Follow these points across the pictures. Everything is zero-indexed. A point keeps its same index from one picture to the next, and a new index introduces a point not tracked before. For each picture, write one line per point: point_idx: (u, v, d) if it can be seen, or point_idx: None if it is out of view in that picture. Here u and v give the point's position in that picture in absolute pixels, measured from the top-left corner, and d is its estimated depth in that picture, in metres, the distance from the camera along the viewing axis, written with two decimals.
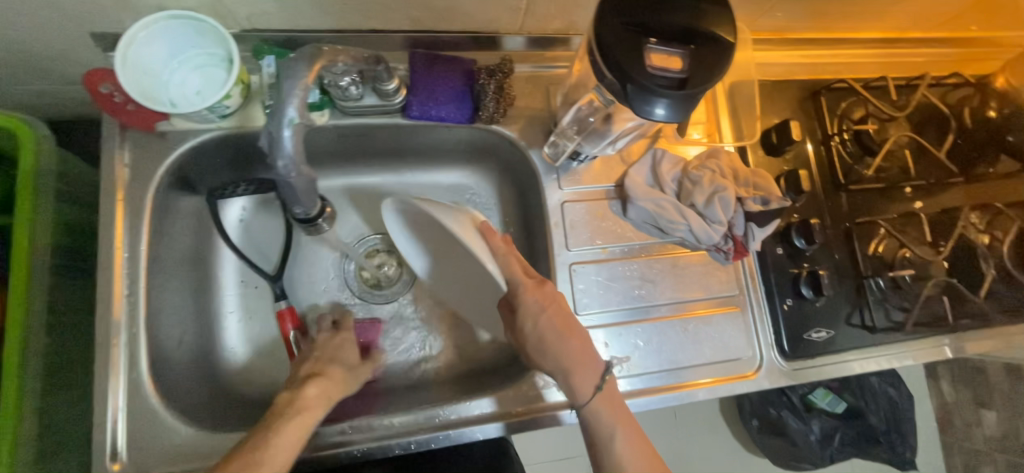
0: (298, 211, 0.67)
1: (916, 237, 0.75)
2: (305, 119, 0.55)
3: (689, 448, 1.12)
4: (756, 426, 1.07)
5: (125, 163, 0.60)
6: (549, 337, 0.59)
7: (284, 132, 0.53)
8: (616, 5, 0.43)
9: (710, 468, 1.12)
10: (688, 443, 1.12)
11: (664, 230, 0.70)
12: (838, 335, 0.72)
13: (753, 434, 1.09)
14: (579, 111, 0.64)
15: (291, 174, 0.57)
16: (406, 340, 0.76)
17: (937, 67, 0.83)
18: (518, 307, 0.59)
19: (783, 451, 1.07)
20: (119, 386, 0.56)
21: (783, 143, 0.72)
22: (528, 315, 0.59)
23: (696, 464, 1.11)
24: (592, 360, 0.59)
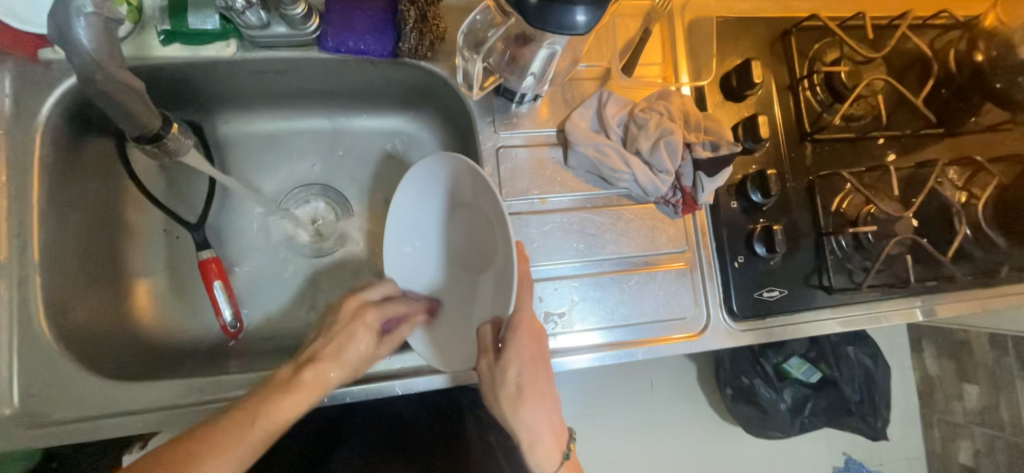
0: (130, 129, 0.54)
1: (885, 193, 0.69)
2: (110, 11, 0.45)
3: (662, 422, 1.05)
4: (730, 395, 1.01)
5: (6, 93, 0.55)
6: (523, 401, 0.56)
7: (78, 29, 0.43)
8: None
9: (681, 443, 1.05)
10: (660, 418, 1.05)
11: (608, 180, 0.65)
12: (792, 295, 0.68)
13: (727, 402, 1.03)
14: (475, 21, 0.58)
15: (97, 78, 0.47)
16: None
17: (926, 6, 0.76)
18: (497, 367, 0.55)
19: (755, 421, 1.02)
20: (11, 330, 0.54)
21: (743, 87, 0.66)
22: (504, 379, 0.55)
23: (667, 439, 1.05)
24: (558, 428, 0.58)
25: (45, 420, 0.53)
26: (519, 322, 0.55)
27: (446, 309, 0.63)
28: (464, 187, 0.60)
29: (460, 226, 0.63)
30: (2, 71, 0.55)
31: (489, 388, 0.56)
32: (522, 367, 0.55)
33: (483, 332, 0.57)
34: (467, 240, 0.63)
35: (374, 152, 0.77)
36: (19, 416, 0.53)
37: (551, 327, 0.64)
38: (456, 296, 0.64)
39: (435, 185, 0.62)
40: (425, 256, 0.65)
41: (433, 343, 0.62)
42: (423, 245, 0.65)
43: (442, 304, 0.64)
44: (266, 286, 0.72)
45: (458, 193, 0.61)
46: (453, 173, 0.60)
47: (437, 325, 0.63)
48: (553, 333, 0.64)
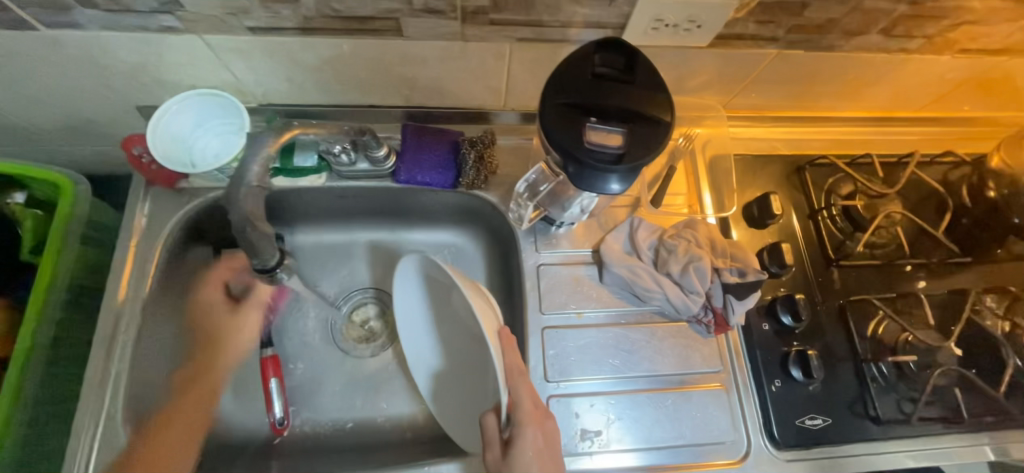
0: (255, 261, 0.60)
1: (921, 320, 0.70)
2: (265, 183, 0.55)
3: None
4: None
5: (144, 213, 0.68)
6: None
7: (242, 192, 0.53)
8: (559, 83, 0.46)
9: None
10: None
11: (640, 298, 0.69)
12: (838, 424, 0.66)
13: None
14: (532, 178, 0.71)
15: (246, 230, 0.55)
16: (399, 396, 0.76)
17: (932, 145, 0.83)
18: (507, 459, 0.55)
19: None
20: (98, 422, 0.60)
21: (764, 216, 0.72)
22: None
23: None
24: None
25: None
26: (525, 413, 0.56)
27: (453, 384, 0.70)
28: (441, 275, 0.65)
29: (455, 307, 0.69)
30: (145, 196, 0.69)
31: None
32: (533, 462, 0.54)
33: (487, 424, 0.57)
34: (469, 327, 0.69)
35: None
36: None
37: (587, 444, 0.64)
38: (460, 369, 0.70)
39: (421, 281, 0.70)
40: (426, 339, 0.72)
41: (445, 416, 0.69)
42: (418, 325, 0.72)
43: (462, 392, 0.69)
44: (314, 384, 0.76)
45: (438, 278, 0.66)
46: (425, 266, 0.65)
47: (459, 415, 0.68)
48: (590, 452, 0.64)
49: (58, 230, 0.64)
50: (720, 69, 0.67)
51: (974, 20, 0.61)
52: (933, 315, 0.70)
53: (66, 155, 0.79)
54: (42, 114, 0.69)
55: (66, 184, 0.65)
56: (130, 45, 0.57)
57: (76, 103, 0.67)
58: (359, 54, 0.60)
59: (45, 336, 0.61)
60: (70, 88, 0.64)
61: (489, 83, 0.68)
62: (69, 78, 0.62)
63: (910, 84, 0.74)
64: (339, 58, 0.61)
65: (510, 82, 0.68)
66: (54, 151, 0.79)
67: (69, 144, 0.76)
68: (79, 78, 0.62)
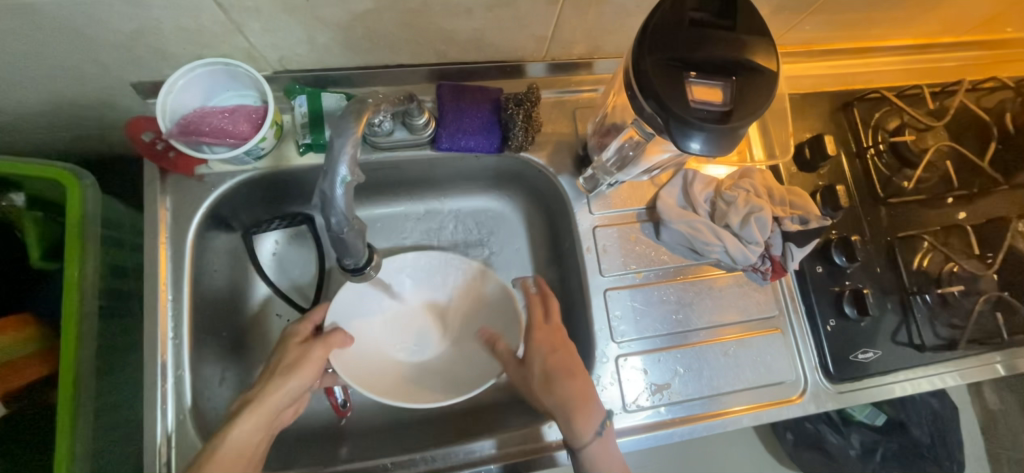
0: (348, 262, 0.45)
1: (963, 251, 0.72)
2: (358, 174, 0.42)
3: None
4: (792, 441, 0.97)
5: (167, 206, 0.62)
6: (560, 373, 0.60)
7: (335, 190, 0.40)
8: (656, 38, 0.41)
9: None
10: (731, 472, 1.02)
11: (698, 252, 0.68)
12: (886, 355, 0.70)
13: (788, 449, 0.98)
14: (619, 147, 0.61)
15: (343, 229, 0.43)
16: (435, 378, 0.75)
17: (971, 71, 0.81)
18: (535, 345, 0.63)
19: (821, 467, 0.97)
20: (164, 431, 0.57)
21: (816, 159, 0.71)
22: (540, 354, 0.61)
23: None
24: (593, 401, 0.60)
25: None
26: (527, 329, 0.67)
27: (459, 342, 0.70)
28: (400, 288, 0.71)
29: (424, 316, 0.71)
30: (163, 187, 0.62)
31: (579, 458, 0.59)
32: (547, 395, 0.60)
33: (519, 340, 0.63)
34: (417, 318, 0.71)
35: (463, 230, 0.79)
36: None
37: (653, 398, 0.66)
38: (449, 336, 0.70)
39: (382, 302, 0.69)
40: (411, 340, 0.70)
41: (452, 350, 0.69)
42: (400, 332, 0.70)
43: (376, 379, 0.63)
44: None
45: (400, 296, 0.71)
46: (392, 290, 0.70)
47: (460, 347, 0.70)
48: (657, 404, 0.65)
49: (75, 235, 0.58)
50: (782, 2, 0.62)
51: None
52: (976, 245, 0.72)
53: (51, 144, 0.70)
54: (18, 100, 0.59)
55: (71, 183, 0.58)
56: (123, 10, 0.48)
57: (61, 84, 0.57)
58: (397, 7, 0.53)
59: (88, 352, 0.58)
60: (53, 66, 0.54)
61: (534, 32, 0.61)
62: (52, 55, 0.52)
63: (963, 7, 0.71)
64: (372, 13, 0.53)
65: (556, 29, 0.61)
66: (36, 143, 0.69)
67: (49, 132, 0.67)
68: (64, 56, 0.53)
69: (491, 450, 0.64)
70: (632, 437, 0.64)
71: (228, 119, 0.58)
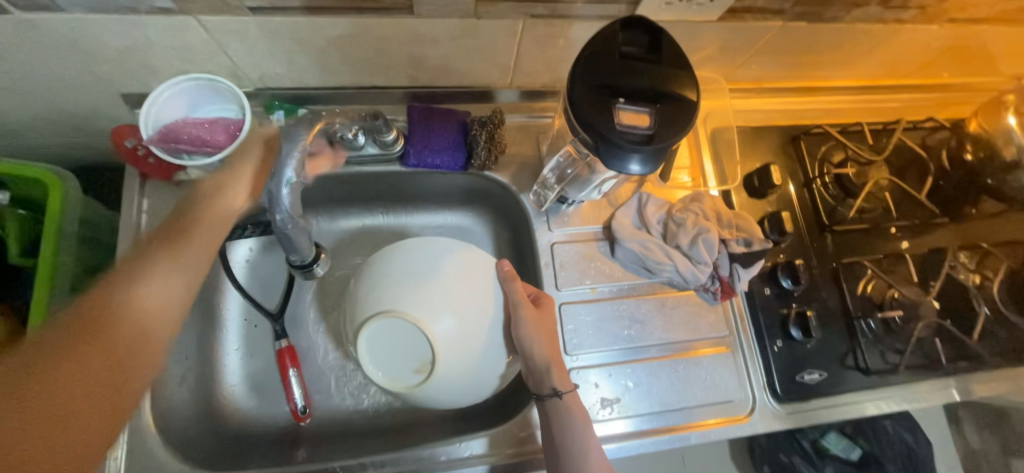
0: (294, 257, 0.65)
1: (904, 277, 0.75)
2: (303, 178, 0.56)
3: None
4: None
5: (144, 209, 0.65)
6: (542, 322, 0.61)
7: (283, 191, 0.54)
8: (586, 69, 0.46)
9: None
10: None
11: (651, 270, 0.72)
12: (832, 377, 0.72)
13: None
14: (558, 161, 0.69)
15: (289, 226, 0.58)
16: None
17: (914, 112, 0.87)
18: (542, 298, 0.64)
19: None
20: (120, 426, 0.59)
21: (764, 186, 0.75)
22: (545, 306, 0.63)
23: None
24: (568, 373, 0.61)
25: None
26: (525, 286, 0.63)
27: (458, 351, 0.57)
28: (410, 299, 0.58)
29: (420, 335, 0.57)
30: (142, 190, 0.66)
31: (551, 414, 0.60)
32: (538, 347, 0.59)
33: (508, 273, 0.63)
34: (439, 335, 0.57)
35: None
36: None
37: (606, 412, 0.67)
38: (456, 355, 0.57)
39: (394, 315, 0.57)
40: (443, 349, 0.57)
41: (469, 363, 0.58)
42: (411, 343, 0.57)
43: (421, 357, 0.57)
44: (322, 381, 0.74)
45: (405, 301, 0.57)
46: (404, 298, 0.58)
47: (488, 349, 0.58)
48: (610, 418, 0.67)
49: (51, 233, 0.62)
50: (725, 42, 0.68)
51: None
52: (915, 273, 0.76)
53: (45, 151, 0.74)
54: (13, 107, 0.63)
55: (55, 182, 0.63)
56: (114, 28, 0.52)
57: (56, 95, 0.62)
58: (368, 34, 0.58)
59: None
60: (50, 79, 0.59)
61: (498, 61, 0.67)
62: (48, 68, 0.57)
63: (896, 54, 0.77)
64: (345, 38, 0.58)
65: (518, 59, 0.67)
66: (31, 150, 0.73)
67: (44, 139, 0.71)
68: (61, 69, 0.58)
69: (474, 451, 0.64)
70: None
71: (206, 129, 0.62)
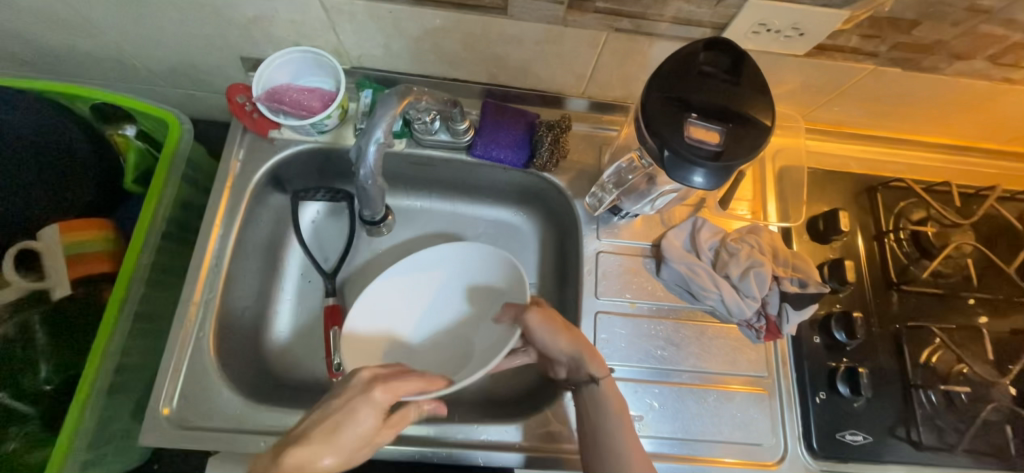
0: (366, 212, 0.73)
1: (978, 354, 0.69)
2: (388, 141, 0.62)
3: None
4: None
5: (239, 159, 0.73)
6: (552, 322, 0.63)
7: (370, 147, 0.61)
8: (664, 81, 0.48)
9: None
10: None
11: (695, 295, 0.70)
12: (877, 443, 0.67)
13: None
14: (619, 167, 0.70)
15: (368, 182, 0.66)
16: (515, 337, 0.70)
17: (1013, 181, 0.80)
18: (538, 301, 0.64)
19: None
20: (187, 344, 0.65)
21: (829, 231, 0.72)
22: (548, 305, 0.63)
23: None
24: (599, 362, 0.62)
25: (193, 426, 0.62)
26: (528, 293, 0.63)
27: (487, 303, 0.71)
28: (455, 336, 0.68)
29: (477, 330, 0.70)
30: (241, 142, 0.74)
31: (586, 401, 0.62)
32: (559, 341, 0.62)
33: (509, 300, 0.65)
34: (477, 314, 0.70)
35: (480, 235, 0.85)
36: (173, 417, 0.62)
37: None
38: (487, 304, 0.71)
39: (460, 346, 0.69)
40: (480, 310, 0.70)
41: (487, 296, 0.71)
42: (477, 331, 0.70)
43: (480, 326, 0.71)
44: None
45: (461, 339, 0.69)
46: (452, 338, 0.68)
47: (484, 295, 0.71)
48: None
49: (163, 165, 0.71)
50: (809, 78, 0.67)
51: None
52: (991, 351, 0.69)
53: (167, 98, 0.85)
54: (155, 57, 0.74)
55: (174, 124, 0.72)
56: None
57: (189, 50, 0.72)
58: (461, 29, 0.63)
59: (144, 262, 0.70)
60: (189, 35, 0.69)
61: (575, 70, 0.70)
62: (190, 26, 0.67)
63: (1000, 115, 0.72)
64: (440, 31, 0.64)
65: (595, 70, 0.69)
66: (158, 95, 0.85)
67: (171, 87, 0.82)
68: (199, 28, 0.67)
69: (489, 436, 0.65)
70: None
71: (307, 96, 0.70)
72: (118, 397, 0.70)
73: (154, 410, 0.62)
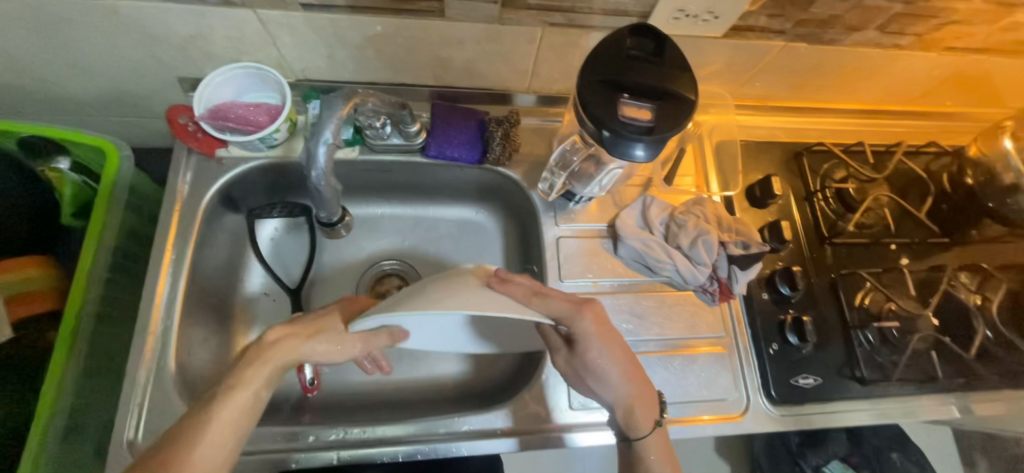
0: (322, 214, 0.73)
1: (903, 292, 0.77)
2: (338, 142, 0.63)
3: None
4: None
5: (186, 181, 0.72)
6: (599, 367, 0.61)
7: (319, 149, 0.62)
8: (596, 66, 0.52)
9: None
10: None
11: (652, 268, 0.75)
12: (828, 384, 0.73)
13: None
14: (564, 149, 0.74)
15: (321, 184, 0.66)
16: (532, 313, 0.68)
17: (916, 137, 0.90)
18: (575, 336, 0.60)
19: None
20: (147, 375, 0.63)
21: (766, 196, 0.78)
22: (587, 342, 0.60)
23: None
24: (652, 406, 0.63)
25: None
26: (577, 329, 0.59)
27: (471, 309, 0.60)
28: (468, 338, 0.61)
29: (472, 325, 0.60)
30: (187, 164, 0.72)
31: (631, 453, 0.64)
32: (609, 389, 0.62)
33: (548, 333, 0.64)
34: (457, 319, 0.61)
35: (443, 235, 0.87)
36: (139, 453, 0.60)
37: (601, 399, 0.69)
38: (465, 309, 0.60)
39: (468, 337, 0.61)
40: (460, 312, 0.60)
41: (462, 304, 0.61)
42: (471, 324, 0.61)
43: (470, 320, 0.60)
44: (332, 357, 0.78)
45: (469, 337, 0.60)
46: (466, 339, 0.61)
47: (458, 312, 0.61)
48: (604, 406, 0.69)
49: (104, 194, 0.69)
50: (731, 58, 0.73)
51: (957, 20, 0.69)
52: (914, 288, 0.77)
53: (103, 127, 0.82)
54: (86, 85, 0.71)
55: (112, 151, 0.70)
56: (182, 16, 0.60)
57: (122, 75, 0.70)
58: (402, 34, 0.65)
59: (93, 296, 0.67)
60: (121, 60, 0.67)
61: (517, 66, 0.73)
62: (121, 50, 0.65)
63: (896, 79, 0.81)
64: (382, 37, 0.65)
65: (536, 64, 0.73)
66: (92, 125, 0.81)
67: (106, 116, 0.79)
68: (131, 52, 0.65)
69: (471, 427, 0.66)
70: (579, 434, 0.67)
71: (252, 110, 0.69)
72: (76, 443, 0.66)
73: (116, 448, 0.59)
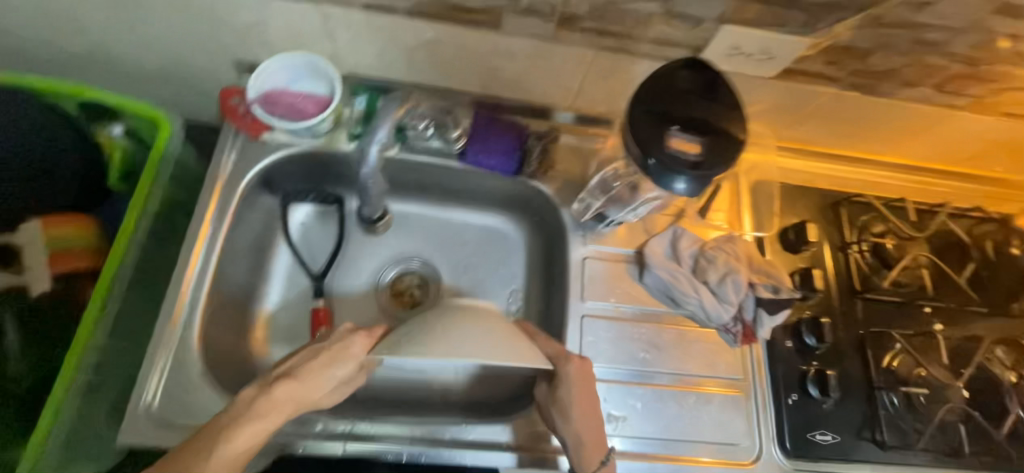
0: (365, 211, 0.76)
1: (934, 358, 0.74)
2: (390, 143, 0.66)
3: None
4: None
5: (230, 160, 0.74)
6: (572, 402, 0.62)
7: (374, 147, 0.64)
8: (648, 97, 0.52)
9: None
10: None
11: (675, 300, 0.74)
12: (845, 443, 0.70)
13: None
14: (604, 175, 0.73)
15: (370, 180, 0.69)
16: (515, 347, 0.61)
17: (962, 200, 0.87)
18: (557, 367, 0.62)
19: None
20: (171, 343, 0.64)
21: (800, 241, 0.77)
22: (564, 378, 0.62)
23: None
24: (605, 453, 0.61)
25: (174, 426, 0.61)
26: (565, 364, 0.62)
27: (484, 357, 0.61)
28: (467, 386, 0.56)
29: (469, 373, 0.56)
30: (233, 143, 0.74)
31: None
32: (572, 420, 0.61)
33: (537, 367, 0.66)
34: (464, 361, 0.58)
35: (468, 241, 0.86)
36: (153, 419, 0.61)
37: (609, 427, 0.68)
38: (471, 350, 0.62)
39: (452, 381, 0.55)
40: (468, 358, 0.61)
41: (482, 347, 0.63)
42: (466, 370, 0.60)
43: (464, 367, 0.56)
44: None
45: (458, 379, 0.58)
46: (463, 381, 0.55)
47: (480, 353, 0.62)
48: (612, 434, 0.68)
49: (154, 162, 0.71)
50: (779, 99, 0.73)
51: (1016, 85, 0.67)
52: (946, 356, 0.74)
53: (156, 98, 0.85)
54: (149, 57, 0.74)
55: (163, 122, 0.72)
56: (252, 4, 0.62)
57: (184, 51, 0.72)
58: (457, 41, 0.66)
59: (130, 260, 0.69)
60: (187, 37, 0.70)
61: (563, 83, 0.73)
62: (188, 28, 0.68)
63: (947, 137, 0.80)
64: (437, 41, 0.66)
65: (582, 83, 0.73)
66: (146, 95, 0.84)
67: (159, 88, 0.82)
68: (197, 31, 0.68)
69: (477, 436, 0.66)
70: None
71: (300, 98, 0.71)
72: (95, 400, 0.68)
73: (133, 411, 0.60)
